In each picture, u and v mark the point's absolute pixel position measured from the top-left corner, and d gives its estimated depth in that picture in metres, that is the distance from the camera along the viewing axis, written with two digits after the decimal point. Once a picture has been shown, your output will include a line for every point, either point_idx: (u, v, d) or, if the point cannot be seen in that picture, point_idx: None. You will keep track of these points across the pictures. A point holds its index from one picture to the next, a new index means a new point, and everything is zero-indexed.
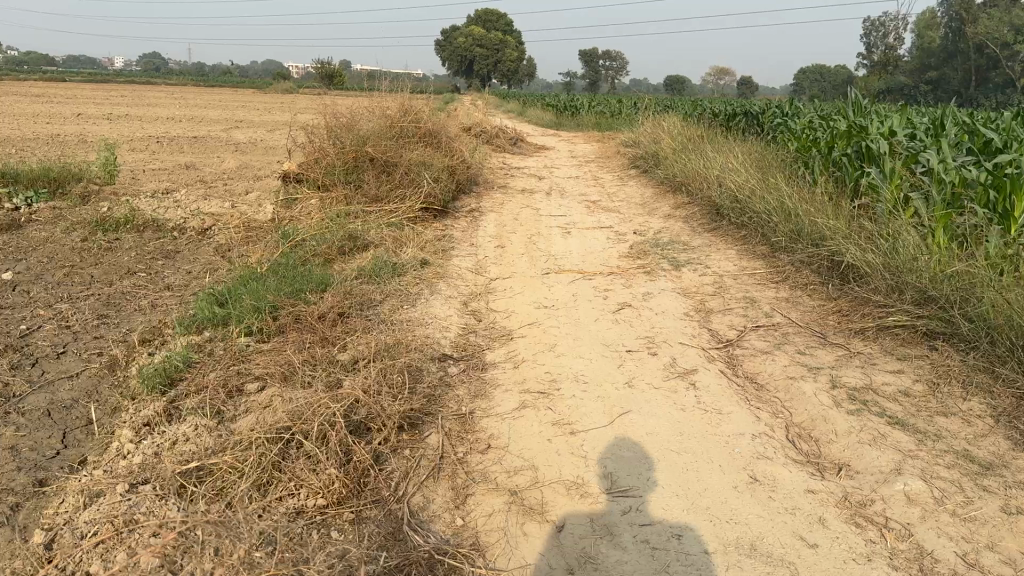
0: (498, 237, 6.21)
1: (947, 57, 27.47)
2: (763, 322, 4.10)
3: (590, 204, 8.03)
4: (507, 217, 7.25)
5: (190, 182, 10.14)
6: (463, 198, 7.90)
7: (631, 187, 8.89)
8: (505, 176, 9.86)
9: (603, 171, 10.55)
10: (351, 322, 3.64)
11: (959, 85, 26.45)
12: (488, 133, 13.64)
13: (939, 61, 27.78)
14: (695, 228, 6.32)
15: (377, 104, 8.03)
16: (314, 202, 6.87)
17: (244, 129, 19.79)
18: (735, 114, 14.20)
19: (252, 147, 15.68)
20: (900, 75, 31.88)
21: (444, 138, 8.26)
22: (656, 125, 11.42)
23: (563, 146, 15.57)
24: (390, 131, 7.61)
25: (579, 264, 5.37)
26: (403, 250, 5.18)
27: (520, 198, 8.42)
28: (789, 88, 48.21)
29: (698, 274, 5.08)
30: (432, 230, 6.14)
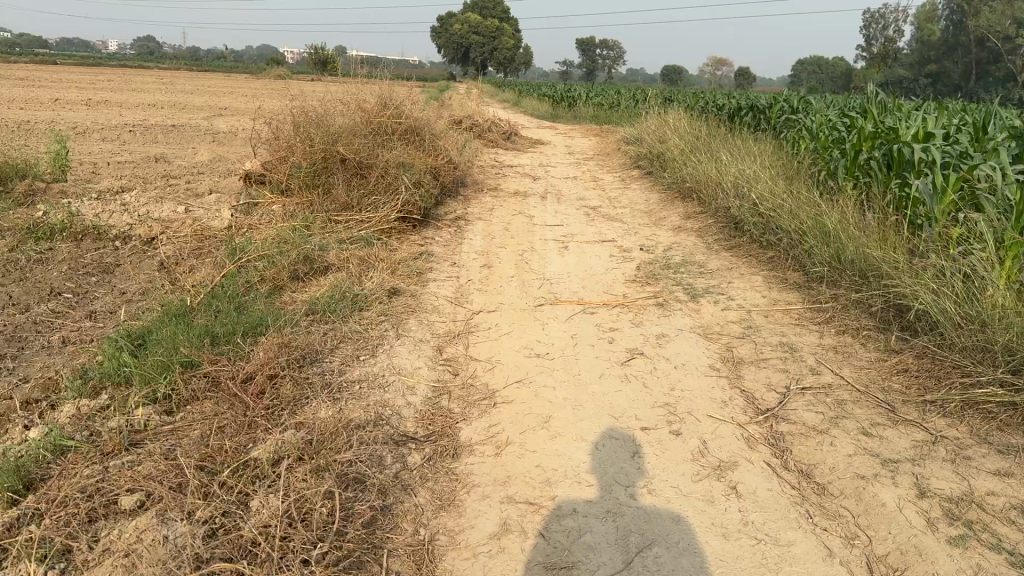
0: (485, 253, 5.39)
1: (949, 50, 26.68)
2: (810, 381, 3.29)
3: (590, 211, 7.21)
4: (496, 227, 6.43)
5: (152, 179, 9.27)
6: (448, 204, 7.07)
7: (635, 190, 8.07)
8: (496, 176, 9.02)
9: (603, 171, 9.71)
10: (285, 389, 2.82)
11: (959, 78, 25.76)
12: (478, 127, 12.78)
13: (940, 53, 27.09)
14: (712, 246, 5.51)
15: (353, 95, 7.16)
16: (277, 210, 6.03)
17: (226, 117, 18.91)
18: (739, 109, 13.40)
19: (230, 137, 14.80)
20: (901, 68, 31.15)
21: (428, 134, 7.41)
22: (659, 121, 10.59)
23: (557, 140, 14.72)
24: (366, 126, 6.75)
25: (579, 292, 4.56)
26: (371, 274, 4.36)
27: (512, 203, 7.59)
28: (785, 79, 47.55)
29: (721, 307, 4.26)
30: (409, 246, 5.31)
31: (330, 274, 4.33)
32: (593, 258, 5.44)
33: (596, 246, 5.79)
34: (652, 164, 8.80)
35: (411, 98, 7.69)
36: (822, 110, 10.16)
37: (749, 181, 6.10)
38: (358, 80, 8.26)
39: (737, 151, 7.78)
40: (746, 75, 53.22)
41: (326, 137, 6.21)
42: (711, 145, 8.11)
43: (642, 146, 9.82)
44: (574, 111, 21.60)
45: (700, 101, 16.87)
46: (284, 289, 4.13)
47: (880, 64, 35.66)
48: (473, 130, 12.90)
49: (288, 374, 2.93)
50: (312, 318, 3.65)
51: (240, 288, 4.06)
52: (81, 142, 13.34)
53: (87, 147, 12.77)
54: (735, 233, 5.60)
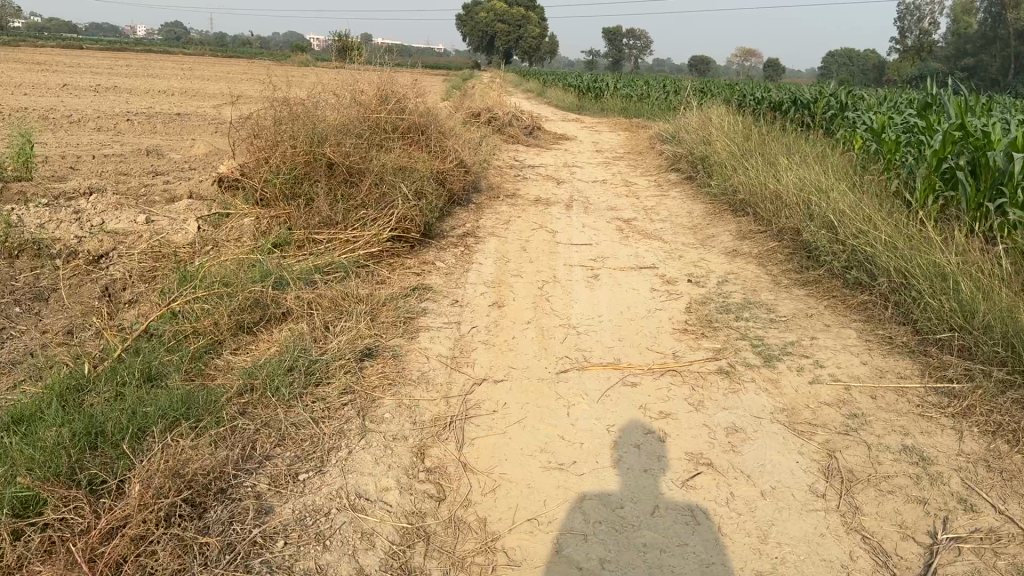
0: (498, 285, 4.35)
1: (987, 44, 24.79)
2: (966, 527, 2.23)
3: (624, 226, 6.14)
4: (512, 245, 5.39)
5: (129, 177, 8.25)
6: (458, 216, 6.04)
7: (674, 199, 6.97)
8: (515, 179, 7.95)
9: (635, 174, 8.60)
10: (162, 562, 1.80)
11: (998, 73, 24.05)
12: (497, 122, 11.74)
13: (976, 47, 25.56)
14: (779, 279, 4.43)
15: (348, 85, 6.12)
16: (249, 223, 5.01)
17: (233, 106, 17.97)
18: (781, 104, 12.31)
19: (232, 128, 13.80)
20: (938, 61, 29.75)
21: (435, 130, 6.37)
22: (697, 118, 9.45)
23: (580, 136, 13.59)
24: (361, 123, 5.72)
25: (616, 347, 3.50)
26: (344, 323, 3.33)
27: (532, 213, 6.53)
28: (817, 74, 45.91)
29: (808, 379, 3.19)
30: (403, 275, 4.29)
31: (289, 321, 3.29)
32: (632, 292, 4.37)
33: (634, 274, 4.73)
34: (694, 169, 7.69)
35: (418, 89, 6.65)
36: (878, 108, 9.02)
37: (819, 196, 5.02)
38: (359, 68, 7.20)
39: (794, 154, 6.68)
40: (774, 69, 51.57)
41: (311, 135, 5.17)
42: (763, 148, 7.02)
43: (680, 146, 8.71)
44: (598, 103, 20.49)
45: (733, 96, 15.66)
46: (226, 346, 3.10)
47: (916, 58, 34.10)
48: (490, 125, 11.80)
49: (174, 527, 1.91)
50: (248, 402, 2.63)
51: (167, 348, 3.04)
52: (67, 132, 12.33)
53: (73, 138, 11.76)
54: (807, 263, 4.52)
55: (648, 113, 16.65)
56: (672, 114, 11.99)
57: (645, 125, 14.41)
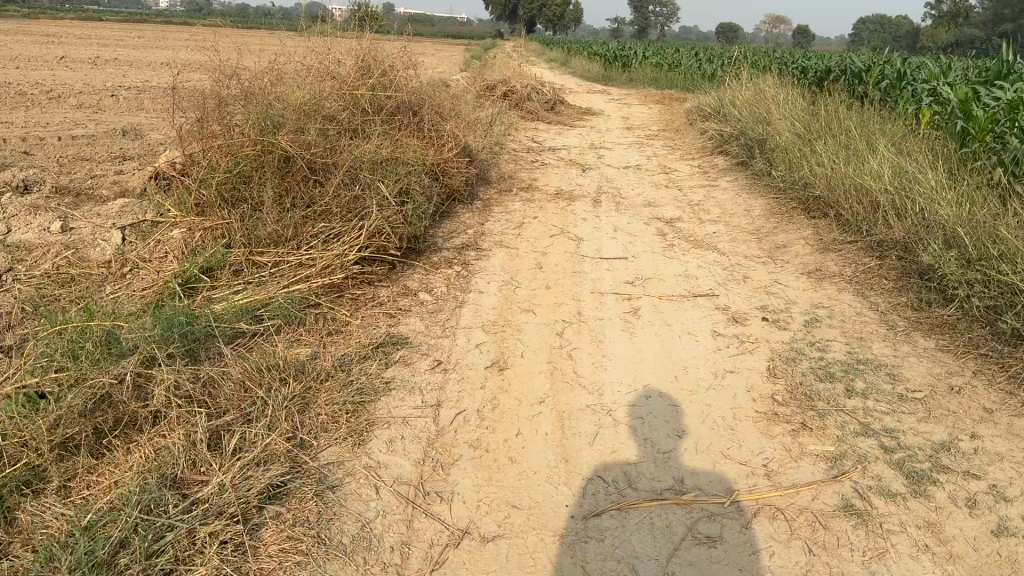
0: (501, 329, 3.16)
1: None
2: None
3: (667, 229, 4.90)
4: (526, 259, 4.20)
5: (85, 166, 7.10)
6: (458, 218, 4.85)
7: (726, 191, 5.70)
8: (532, 166, 6.70)
9: (674, 157, 7.31)
10: None
11: None
12: (514, 96, 10.51)
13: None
14: (893, 322, 3.21)
15: (319, 54, 4.90)
16: (180, 237, 3.85)
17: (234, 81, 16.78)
18: (830, 71, 10.99)
19: None
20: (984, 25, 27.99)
21: (430, 109, 5.14)
22: (744, 90, 8.13)
23: (607, 110, 12.32)
24: (333, 103, 4.52)
25: (676, 451, 2.29)
26: (252, 426, 2.16)
27: (552, 211, 5.30)
28: (851, 39, 44.05)
29: (988, 526, 1.98)
30: (370, 318, 3.12)
31: (163, 423, 2.12)
32: (686, 336, 3.16)
33: (686, 306, 3.51)
34: (747, 153, 6.40)
35: (410, 60, 5.41)
36: (955, 76, 7.67)
37: (933, 199, 3.76)
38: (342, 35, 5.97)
39: (875, 136, 5.40)
40: (806, 35, 49.63)
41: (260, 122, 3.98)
42: (835, 126, 5.73)
43: (727, 124, 7.40)
44: (624, 72, 19.20)
45: (770, 65, 14.25)
46: (50, 472, 1.95)
47: (958, 21, 32.20)
48: (506, 100, 10.49)
49: None
50: None
51: None
52: (42, 111, 11.18)
53: (46, 118, 10.61)
54: (928, 299, 3.29)
55: (679, 85, 15.25)
56: (708, 88, 10.70)
57: (678, 98, 13.05)
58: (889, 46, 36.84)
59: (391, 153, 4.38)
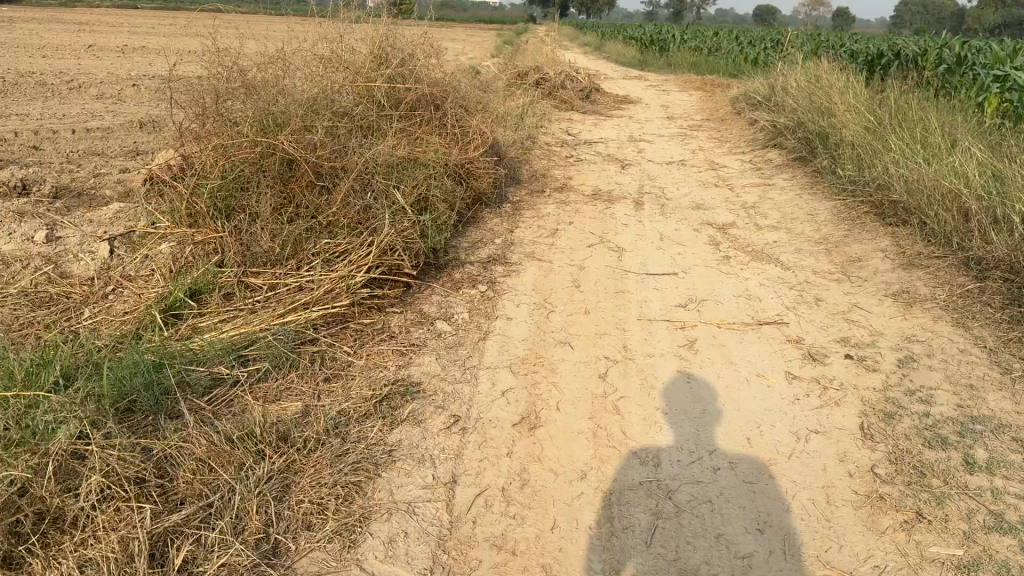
0: (532, 370, 2.66)
1: None
2: None
3: (720, 238, 4.35)
4: (561, 274, 3.69)
5: (92, 163, 6.69)
6: (485, 225, 4.35)
7: (783, 192, 5.13)
8: (566, 163, 6.16)
9: (720, 152, 6.73)
10: None
11: None
12: (546, 85, 9.97)
13: None
14: (1006, 364, 2.66)
15: (330, 42, 4.42)
16: (170, 253, 3.40)
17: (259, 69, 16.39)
18: (882, 55, 10.32)
19: None
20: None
21: (454, 103, 4.64)
22: (794, 77, 7.52)
23: (644, 98, 11.74)
24: (345, 98, 4.04)
25: (760, 555, 1.79)
26: (213, 527, 1.68)
27: (589, 215, 4.78)
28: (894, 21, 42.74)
29: None
30: (378, 355, 2.63)
31: (96, 523, 1.64)
32: (755, 379, 2.64)
33: (751, 338, 2.98)
34: (805, 149, 5.81)
35: (432, 48, 4.92)
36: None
37: None
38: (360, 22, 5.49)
39: (954, 131, 4.81)
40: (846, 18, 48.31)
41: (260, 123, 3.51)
42: (906, 119, 5.14)
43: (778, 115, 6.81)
44: (660, 58, 18.54)
45: (815, 49, 13.56)
46: None
47: None
48: (537, 89, 9.94)
49: None
50: None
51: None
52: (60, 102, 10.83)
53: (62, 109, 10.24)
54: None
55: (718, 71, 14.59)
56: (751, 75, 10.09)
57: (718, 84, 12.43)
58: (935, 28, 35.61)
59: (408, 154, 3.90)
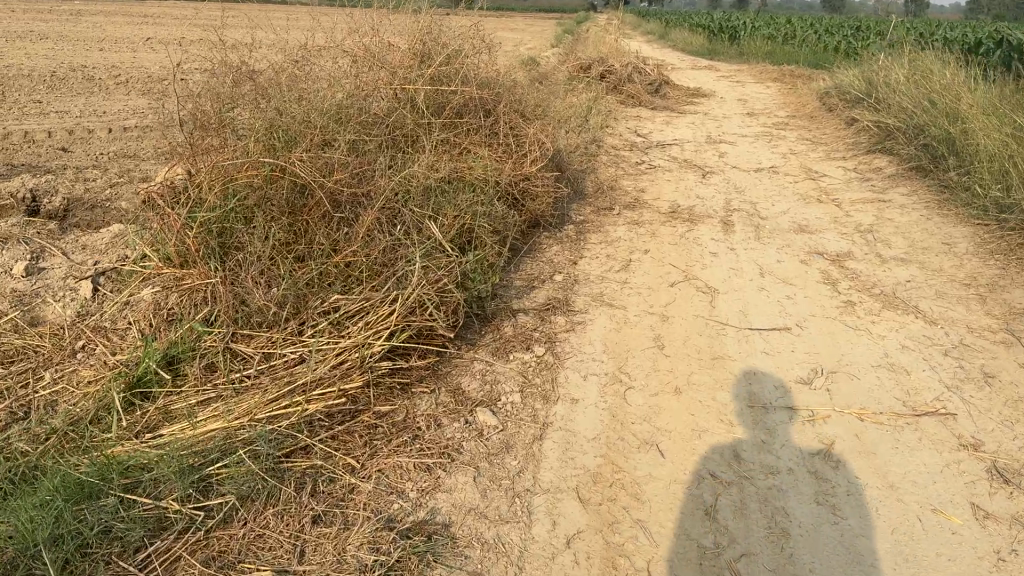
0: (611, 493, 1.91)
1: None
2: None
3: (834, 275, 3.53)
4: (641, 327, 2.93)
5: (115, 167, 6.13)
6: (543, 256, 3.63)
7: (904, 215, 4.29)
8: (638, 172, 5.37)
9: (815, 158, 5.86)
10: None
11: None
12: (612, 79, 9.17)
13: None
14: None
15: (359, 35, 3.70)
16: (150, 299, 2.72)
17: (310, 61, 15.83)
18: (989, 46, 9.29)
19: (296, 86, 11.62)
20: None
21: (508, 105, 3.89)
22: (899, 71, 6.59)
23: (717, 91, 10.85)
24: (376, 106, 3.34)
25: None
26: None
27: (668, 241, 4.00)
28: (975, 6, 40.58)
29: None
30: (396, 471, 1.92)
31: None
32: (931, 524, 1.88)
33: (910, 447, 2.21)
34: (923, 158, 4.92)
35: (484, 42, 4.18)
36: None
37: None
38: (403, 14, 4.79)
39: None
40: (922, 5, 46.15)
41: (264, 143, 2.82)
42: None
43: (884, 116, 5.91)
44: (730, 47, 17.54)
45: (903, 37, 12.50)
46: None
47: None
48: (602, 83, 9.13)
49: None
50: None
51: None
52: (102, 97, 10.39)
53: (103, 105, 9.78)
54: None
55: (797, 62, 13.58)
56: (840, 71, 9.16)
57: (797, 78, 11.48)
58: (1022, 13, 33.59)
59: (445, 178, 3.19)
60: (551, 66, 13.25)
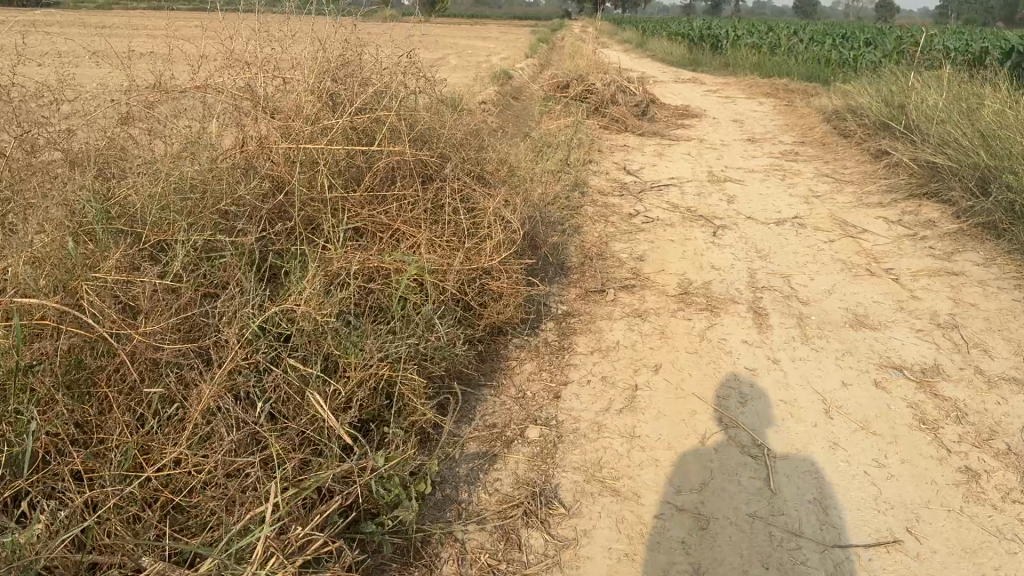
0: None
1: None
2: None
3: (928, 414, 2.46)
4: (665, 543, 1.83)
5: None
6: (511, 385, 2.53)
7: (990, 298, 3.26)
8: (632, 230, 4.30)
9: (847, 205, 4.82)
10: None
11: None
12: (593, 101, 8.15)
13: None
14: None
15: (239, 67, 2.59)
16: None
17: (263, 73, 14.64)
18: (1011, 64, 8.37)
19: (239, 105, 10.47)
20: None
21: (460, 165, 2.79)
22: (936, 96, 5.58)
23: (710, 110, 9.85)
24: (252, 184, 2.23)
25: None
26: None
27: (686, 346, 2.91)
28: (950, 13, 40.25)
29: None
30: None
31: None
32: None
33: None
34: (996, 215, 3.90)
35: (429, 74, 3.09)
36: None
37: None
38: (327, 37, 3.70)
39: None
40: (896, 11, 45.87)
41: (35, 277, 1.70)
42: None
43: (929, 153, 4.90)
44: (714, 58, 16.63)
45: (908, 48, 11.59)
46: None
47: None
48: (583, 106, 8.08)
49: None
50: None
51: None
52: None
53: None
54: None
55: (791, 76, 12.65)
56: (850, 92, 8.20)
57: (793, 96, 10.52)
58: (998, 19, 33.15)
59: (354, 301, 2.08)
60: (526, 82, 12.22)
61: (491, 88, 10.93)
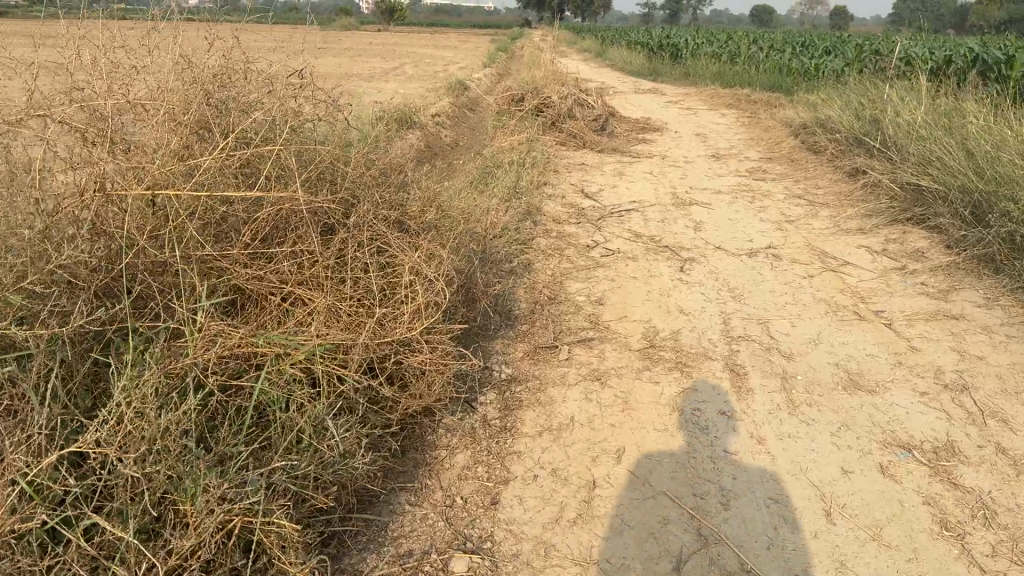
0: None
1: None
2: None
3: (950, 515, 2.00)
4: None
5: None
6: (440, 488, 2.01)
7: (999, 350, 2.85)
8: (590, 266, 3.83)
9: (825, 231, 4.41)
10: None
11: None
12: (549, 115, 7.69)
13: None
14: None
15: (85, 90, 2.04)
16: None
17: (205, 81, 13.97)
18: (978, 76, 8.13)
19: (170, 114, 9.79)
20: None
21: (374, 207, 2.26)
22: (913, 111, 5.22)
23: (671, 123, 9.47)
24: (84, 252, 1.69)
25: None
26: None
27: (652, 420, 2.43)
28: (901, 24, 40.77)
29: None
30: None
31: None
32: None
33: None
34: (995, 247, 3.50)
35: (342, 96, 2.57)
36: None
37: None
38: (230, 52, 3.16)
39: None
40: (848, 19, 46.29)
41: None
42: None
43: (910, 174, 4.51)
44: (674, 67, 16.34)
45: (870, 58, 11.36)
46: None
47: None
48: (538, 121, 7.62)
49: None
50: None
51: None
52: None
53: None
54: None
55: (752, 86, 12.35)
56: (816, 105, 7.87)
57: (756, 108, 10.20)
58: (946, 27, 33.68)
59: (204, 409, 1.56)
60: (481, 93, 11.75)
61: (444, 100, 10.41)
